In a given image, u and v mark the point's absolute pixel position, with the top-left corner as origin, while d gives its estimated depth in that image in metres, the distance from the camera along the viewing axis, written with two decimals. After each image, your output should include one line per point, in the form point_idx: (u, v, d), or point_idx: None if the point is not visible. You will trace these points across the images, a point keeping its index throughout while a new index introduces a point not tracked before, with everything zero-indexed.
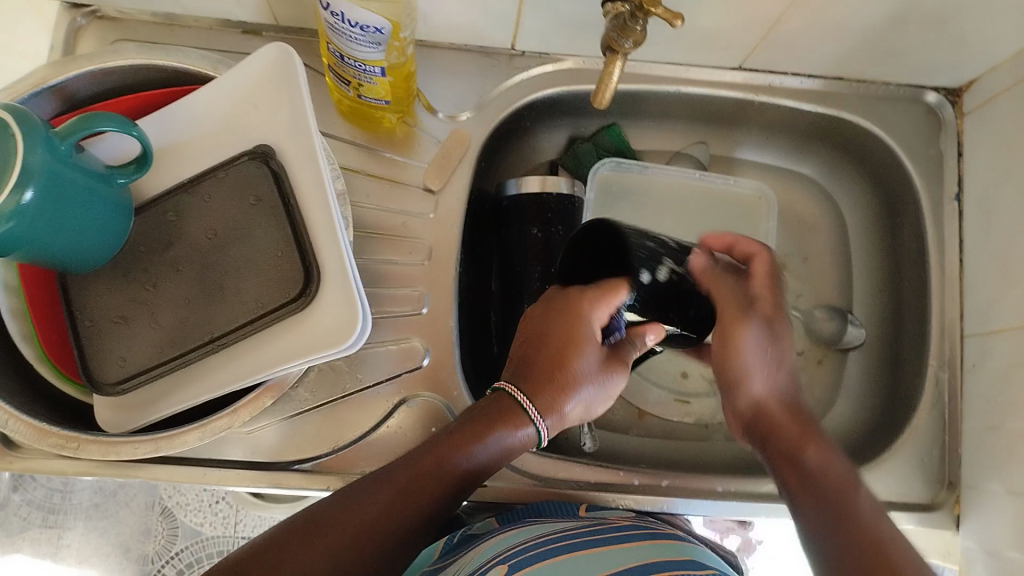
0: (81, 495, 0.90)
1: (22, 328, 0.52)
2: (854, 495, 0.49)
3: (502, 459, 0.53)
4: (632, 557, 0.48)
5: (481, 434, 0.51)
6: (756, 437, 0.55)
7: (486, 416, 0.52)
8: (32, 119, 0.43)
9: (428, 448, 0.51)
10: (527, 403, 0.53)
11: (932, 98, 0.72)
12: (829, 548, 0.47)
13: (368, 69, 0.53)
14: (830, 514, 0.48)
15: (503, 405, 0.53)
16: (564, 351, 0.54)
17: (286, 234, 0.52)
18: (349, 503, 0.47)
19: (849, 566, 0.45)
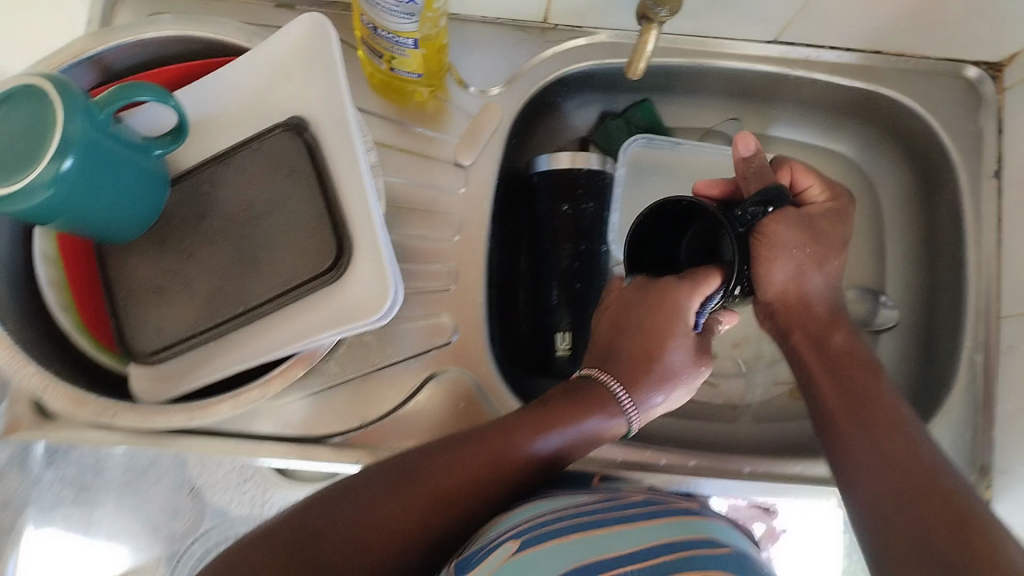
0: (113, 471, 0.81)
1: (61, 297, 0.53)
2: (877, 382, 0.56)
3: (586, 444, 0.54)
4: (646, 537, 0.47)
5: (575, 409, 0.53)
6: (780, 328, 0.62)
7: (579, 392, 0.55)
8: (73, 89, 0.44)
9: (494, 431, 0.52)
10: (618, 391, 0.55)
11: (973, 72, 0.70)
12: (858, 425, 0.54)
13: (401, 40, 0.53)
14: (856, 396, 0.55)
15: (593, 392, 0.55)
16: (660, 339, 0.56)
17: (319, 208, 0.52)
18: (402, 487, 0.48)
19: (874, 445, 0.52)
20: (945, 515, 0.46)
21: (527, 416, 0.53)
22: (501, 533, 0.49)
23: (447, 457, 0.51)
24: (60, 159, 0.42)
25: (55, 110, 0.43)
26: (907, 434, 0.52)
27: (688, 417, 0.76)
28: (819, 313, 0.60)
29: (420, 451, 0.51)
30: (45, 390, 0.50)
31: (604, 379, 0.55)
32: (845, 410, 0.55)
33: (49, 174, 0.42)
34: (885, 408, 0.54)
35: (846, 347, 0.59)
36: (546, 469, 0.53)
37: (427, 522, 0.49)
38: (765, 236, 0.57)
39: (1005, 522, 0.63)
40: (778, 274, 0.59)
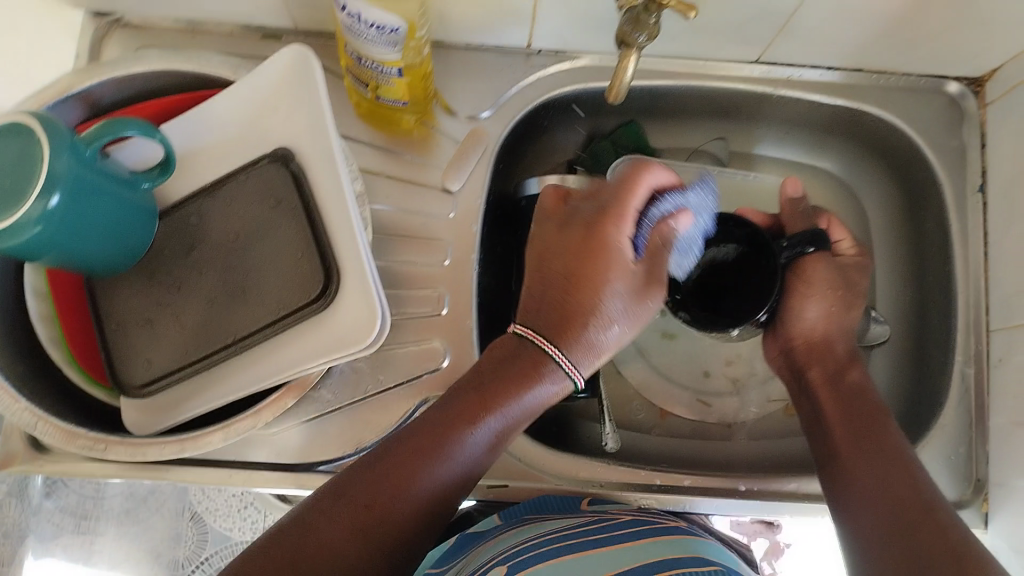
0: (112, 501, 0.91)
1: (50, 331, 0.53)
2: (883, 418, 0.57)
3: (531, 415, 0.53)
4: (636, 557, 0.47)
5: (510, 383, 0.51)
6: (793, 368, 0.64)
7: (512, 360, 0.53)
8: (58, 126, 0.44)
9: (434, 418, 0.50)
10: (558, 354, 0.52)
11: (954, 88, 0.71)
12: (857, 455, 0.54)
13: (386, 69, 0.53)
14: (859, 428, 0.56)
15: (527, 354, 0.53)
16: (587, 275, 0.54)
17: (305, 238, 0.53)
18: (348, 489, 0.47)
19: (874, 471, 0.53)
20: (940, 547, 0.46)
21: (459, 402, 0.51)
22: (493, 558, 0.49)
23: (386, 462, 0.48)
24: (48, 196, 0.43)
25: (42, 148, 0.43)
26: (907, 462, 0.53)
27: (683, 437, 0.76)
28: (838, 354, 0.63)
29: (357, 466, 0.48)
30: (36, 426, 0.51)
31: (533, 337, 0.53)
32: (845, 445, 0.55)
33: (36, 212, 0.43)
34: (887, 438, 0.55)
35: (853, 380, 0.60)
36: (489, 454, 0.51)
37: (380, 532, 0.46)
38: (801, 271, 0.64)
39: (997, 535, 0.63)
40: (810, 311, 0.63)
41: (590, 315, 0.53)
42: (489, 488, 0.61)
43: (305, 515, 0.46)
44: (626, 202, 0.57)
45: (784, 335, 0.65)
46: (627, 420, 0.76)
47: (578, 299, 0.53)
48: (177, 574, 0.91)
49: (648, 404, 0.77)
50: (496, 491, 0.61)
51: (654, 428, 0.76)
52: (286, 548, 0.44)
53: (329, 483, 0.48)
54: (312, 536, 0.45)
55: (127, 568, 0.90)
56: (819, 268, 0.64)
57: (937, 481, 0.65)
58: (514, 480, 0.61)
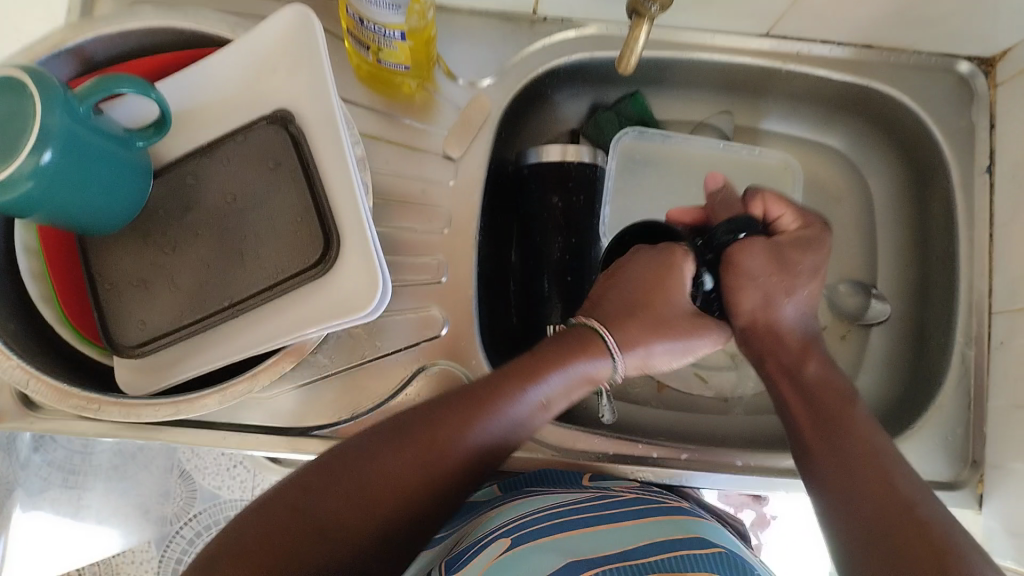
0: (101, 458, 0.92)
1: (42, 289, 0.52)
2: (853, 413, 0.55)
3: (580, 389, 0.53)
4: (631, 537, 0.47)
5: (566, 359, 0.52)
6: (753, 355, 0.62)
7: (569, 342, 0.54)
8: (48, 78, 0.43)
9: (485, 384, 0.50)
10: (610, 339, 0.54)
11: (964, 67, 0.70)
12: (831, 463, 0.52)
13: (389, 33, 0.52)
14: (829, 428, 0.54)
15: (584, 338, 0.54)
16: (531, 364, 0.52)
17: (307, 202, 0.52)
18: (387, 443, 0.47)
19: (849, 479, 0.51)
20: (925, 547, 0.45)
21: (520, 369, 0.51)
22: (491, 532, 0.49)
23: (432, 419, 0.48)
24: (39, 152, 0.42)
25: (33, 103, 0.42)
26: (884, 463, 0.51)
27: (679, 410, 0.76)
28: (791, 345, 0.60)
29: (414, 412, 0.49)
30: (29, 382, 0.50)
31: (603, 331, 0.54)
32: (826, 438, 0.54)
33: (28, 168, 0.42)
34: (861, 436, 0.53)
35: (817, 374, 0.58)
36: (538, 417, 0.52)
37: (430, 480, 0.47)
38: (732, 266, 0.61)
39: (991, 516, 0.64)
40: (746, 299, 0.60)
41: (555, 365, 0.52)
42: None
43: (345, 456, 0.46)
44: (553, 353, 0.52)
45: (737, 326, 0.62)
46: (623, 392, 0.76)
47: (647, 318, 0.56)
48: (163, 529, 0.93)
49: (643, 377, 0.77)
50: None
51: (650, 401, 0.76)
52: (327, 485, 0.45)
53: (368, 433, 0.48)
54: (360, 472, 0.45)
55: (115, 522, 0.92)
56: (744, 257, 0.60)
57: (934, 460, 0.65)
58: (510, 450, 0.61)
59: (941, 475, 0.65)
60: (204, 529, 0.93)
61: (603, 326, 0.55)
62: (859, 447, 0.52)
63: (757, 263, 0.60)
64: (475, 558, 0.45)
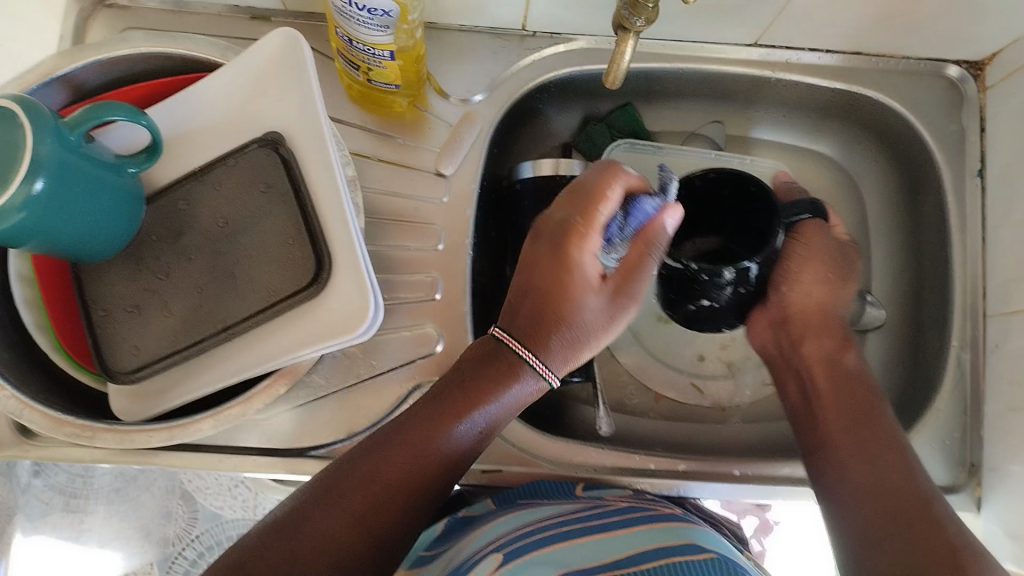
0: (102, 481, 0.92)
1: (36, 317, 0.52)
2: (878, 411, 0.56)
3: (515, 409, 0.53)
4: (628, 547, 0.47)
5: (494, 384, 0.52)
6: (785, 336, 0.62)
7: (493, 362, 0.52)
8: (39, 108, 0.43)
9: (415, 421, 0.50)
10: (529, 354, 0.52)
11: (954, 72, 0.70)
12: (851, 453, 0.54)
13: (377, 52, 0.52)
14: (854, 420, 0.56)
15: (505, 355, 0.52)
16: (458, 397, 0.51)
17: (296, 221, 0.52)
18: (336, 491, 0.47)
19: (867, 469, 0.53)
20: (938, 543, 0.47)
21: (449, 397, 0.51)
22: (487, 546, 0.49)
23: (370, 464, 0.49)
24: (31, 181, 0.42)
25: (24, 133, 0.42)
26: (906, 462, 0.53)
27: (677, 420, 0.76)
28: (834, 331, 0.61)
29: (355, 456, 0.49)
30: (23, 413, 0.50)
31: (507, 341, 0.53)
32: (845, 435, 0.55)
33: (20, 197, 0.42)
34: (884, 433, 0.55)
35: (845, 364, 0.60)
36: (475, 443, 0.52)
37: (376, 527, 0.48)
38: (803, 240, 0.60)
39: (990, 520, 0.63)
40: (808, 278, 0.60)
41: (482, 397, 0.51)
42: (483, 473, 0.61)
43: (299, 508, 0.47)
44: (479, 382, 0.52)
45: (775, 303, 0.62)
46: (620, 403, 0.76)
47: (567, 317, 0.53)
48: (166, 551, 0.92)
49: (641, 387, 0.77)
50: (490, 475, 0.61)
51: (649, 412, 0.76)
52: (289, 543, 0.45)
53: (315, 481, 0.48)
54: (310, 527, 0.46)
55: (118, 545, 0.92)
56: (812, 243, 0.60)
57: (932, 466, 0.65)
58: (508, 465, 0.61)
59: (939, 480, 0.65)
60: (206, 549, 0.92)
61: (513, 335, 0.53)
62: (882, 443, 0.54)
63: (826, 243, 0.61)
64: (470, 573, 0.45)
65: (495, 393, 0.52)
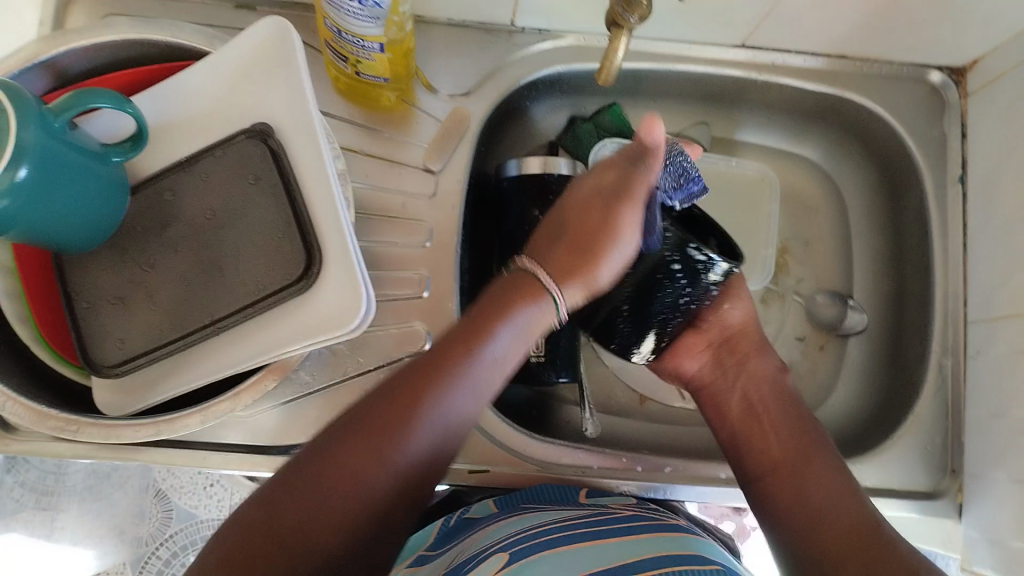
0: (75, 477, 0.90)
1: (18, 309, 0.51)
2: (822, 441, 0.59)
3: (536, 333, 0.53)
4: (634, 551, 0.47)
5: (512, 306, 0.52)
6: (726, 363, 0.65)
7: (511, 288, 0.54)
8: (25, 95, 0.42)
9: (420, 367, 0.49)
10: (549, 283, 0.54)
11: (936, 77, 0.71)
12: (806, 471, 0.56)
13: (367, 44, 0.52)
14: (803, 446, 0.58)
15: (529, 281, 0.54)
16: (470, 332, 0.51)
17: (288, 215, 0.51)
18: (318, 462, 0.45)
19: (823, 487, 0.55)
20: (894, 556, 0.49)
21: (473, 330, 0.51)
22: (490, 546, 0.49)
23: (363, 424, 0.46)
24: (15, 168, 0.41)
25: (9, 118, 0.41)
26: (854, 485, 0.55)
27: (662, 422, 0.76)
28: (755, 342, 0.65)
29: (358, 412, 0.47)
30: (5, 404, 0.49)
31: (533, 270, 0.54)
32: (794, 459, 0.57)
33: (4, 183, 0.41)
34: (831, 457, 0.57)
35: (785, 385, 0.63)
36: (487, 386, 0.51)
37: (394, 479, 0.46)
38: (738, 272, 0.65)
39: (970, 526, 0.64)
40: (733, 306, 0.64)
41: (495, 323, 0.51)
42: (469, 473, 0.60)
43: (314, 450, 0.46)
44: (500, 310, 0.52)
45: (715, 323, 0.65)
46: (605, 403, 0.76)
47: (593, 256, 0.54)
48: (139, 551, 0.91)
49: (628, 388, 0.76)
50: (477, 475, 0.60)
51: (634, 413, 0.76)
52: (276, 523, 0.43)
53: (294, 458, 0.46)
54: (317, 481, 0.44)
55: (90, 543, 0.90)
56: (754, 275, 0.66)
57: (914, 472, 0.66)
58: (494, 464, 0.60)
59: (921, 486, 0.66)
60: (181, 548, 0.91)
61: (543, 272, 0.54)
62: (830, 467, 0.56)
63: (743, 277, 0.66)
64: (476, 569, 0.45)
65: (516, 310, 0.52)
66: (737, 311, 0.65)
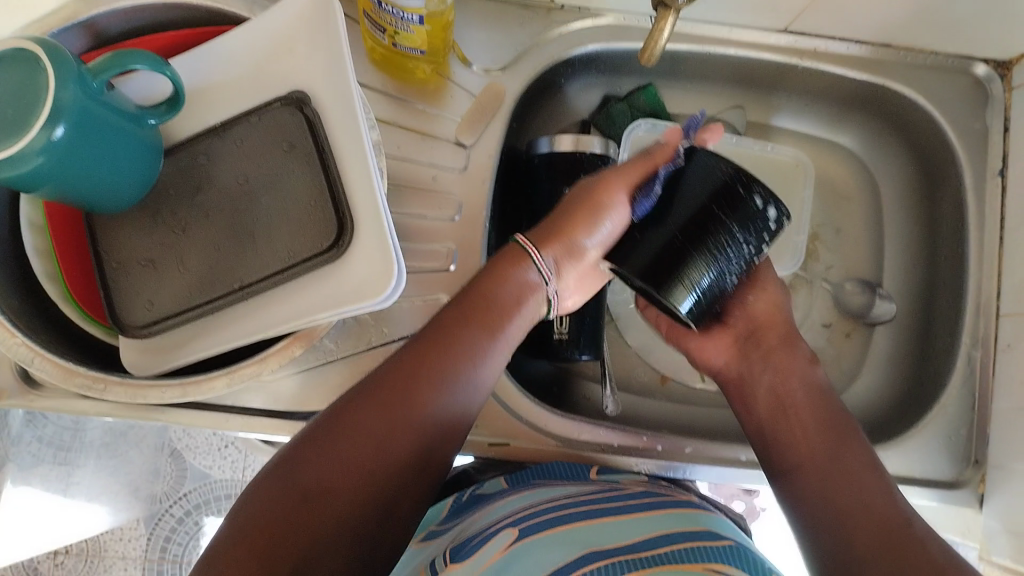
0: (92, 435, 0.91)
1: (46, 266, 0.51)
2: (849, 426, 0.55)
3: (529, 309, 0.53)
4: (647, 527, 0.47)
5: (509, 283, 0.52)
6: (751, 352, 0.59)
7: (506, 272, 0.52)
8: (63, 54, 0.42)
9: (433, 335, 0.49)
10: (532, 250, 0.53)
11: (981, 70, 0.70)
12: (831, 469, 0.52)
13: (406, 16, 0.51)
14: (830, 440, 0.54)
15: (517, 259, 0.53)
16: (475, 312, 0.50)
17: (320, 184, 0.51)
18: (336, 427, 0.45)
19: (846, 484, 0.51)
20: (923, 560, 0.46)
21: (478, 308, 0.50)
22: (501, 520, 0.49)
23: (379, 392, 0.46)
24: (51, 127, 0.41)
25: (47, 77, 0.41)
26: (881, 478, 0.52)
27: (682, 404, 0.75)
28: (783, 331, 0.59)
29: (362, 383, 0.47)
30: (32, 360, 0.49)
31: (524, 243, 0.54)
32: (821, 453, 0.53)
33: (39, 142, 0.41)
34: (858, 449, 0.53)
35: (815, 378, 0.58)
36: (497, 361, 0.51)
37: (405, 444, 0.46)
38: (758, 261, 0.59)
39: (991, 516, 0.64)
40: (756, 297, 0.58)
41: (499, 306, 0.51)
42: (489, 446, 0.60)
43: (328, 424, 0.45)
44: (500, 289, 0.51)
45: (742, 316, 0.59)
46: (625, 383, 0.75)
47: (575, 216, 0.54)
48: (152, 508, 0.92)
49: (648, 369, 0.76)
50: (497, 448, 0.60)
51: (654, 393, 0.75)
52: (295, 484, 0.43)
53: (312, 423, 0.46)
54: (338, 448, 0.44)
55: (104, 500, 0.91)
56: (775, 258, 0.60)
57: (936, 462, 0.65)
58: (517, 439, 0.60)
59: (943, 475, 0.65)
60: (194, 507, 0.93)
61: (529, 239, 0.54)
62: (854, 459, 0.53)
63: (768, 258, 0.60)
64: (482, 548, 0.45)
65: (508, 288, 0.52)
66: (761, 301, 0.59)
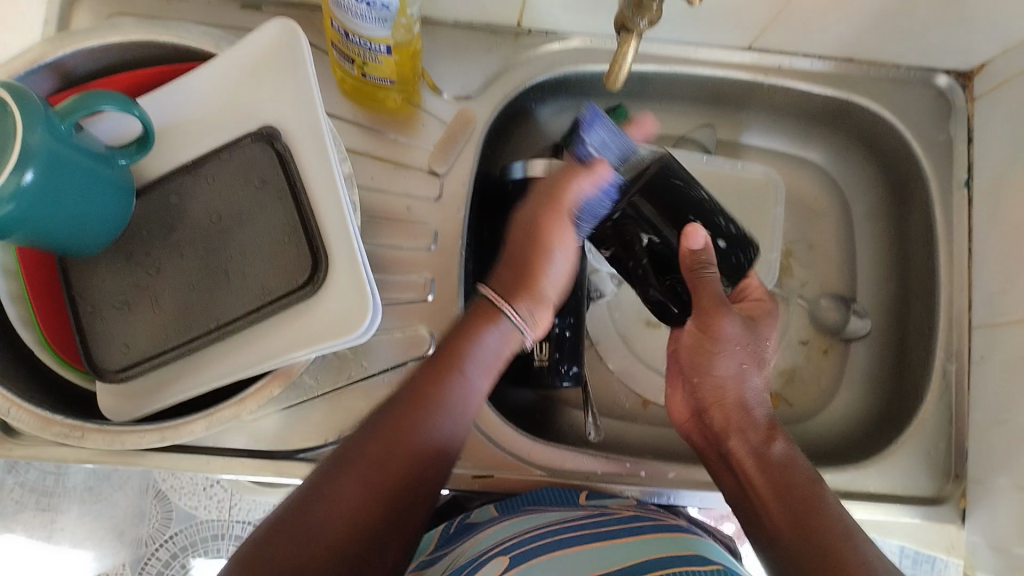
0: (75, 479, 0.90)
1: (22, 311, 0.51)
2: (820, 490, 0.52)
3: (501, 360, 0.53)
4: (634, 553, 0.46)
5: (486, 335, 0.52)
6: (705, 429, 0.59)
7: (484, 324, 0.52)
8: (29, 97, 0.42)
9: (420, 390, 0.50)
10: (506, 305, 0.53)
11: (943, 81, 0.71)
12: (793, 539, 0.49)
13: (374, 47, 0.52)
14: (793, 508, 0.51)
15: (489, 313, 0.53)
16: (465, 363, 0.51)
17: (293, 222, 0.51)
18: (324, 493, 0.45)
19: (811, 545, 0.48)
20: None
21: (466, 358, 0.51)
22: (488, 550, 0.49)
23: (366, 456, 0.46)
24: (21, 172, 0.41)
25: (16, 122, 0.41)
26: (851, 537, 0.48)
27: (666, 426, 0.75)
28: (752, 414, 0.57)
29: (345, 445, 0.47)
30: (9, 410, 0.49)
31: (497, 301, 0.53)
32: (784, 524, 0.50)
33: (9, 188, 0.40)
34: (825, 512, 0.50)
35: (778, 449, 0.55)
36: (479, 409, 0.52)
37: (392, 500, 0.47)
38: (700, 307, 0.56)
39: (974, 532, 0.64)
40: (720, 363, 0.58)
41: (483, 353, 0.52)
42: (474, 478, 0.60)
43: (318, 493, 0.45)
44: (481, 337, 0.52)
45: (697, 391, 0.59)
46: (609, 407, 0.75)
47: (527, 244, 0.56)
48: (139, 551, 0.91)
49: (631, 393, 0.76)
50: (482, 480, 0.60)
51: (637, 418, 0.75)
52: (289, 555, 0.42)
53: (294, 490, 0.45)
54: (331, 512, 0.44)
55: (88, 544, 0.90)
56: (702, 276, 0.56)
57: (916, 478, 0.66)
58: (499, 469, 0.60)
59: (925, 491, 0.66)
60: (179, 550, 0.91)
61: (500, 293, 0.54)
62: (820, 523, 0.49)
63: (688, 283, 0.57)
64: None
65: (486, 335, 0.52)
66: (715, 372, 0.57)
